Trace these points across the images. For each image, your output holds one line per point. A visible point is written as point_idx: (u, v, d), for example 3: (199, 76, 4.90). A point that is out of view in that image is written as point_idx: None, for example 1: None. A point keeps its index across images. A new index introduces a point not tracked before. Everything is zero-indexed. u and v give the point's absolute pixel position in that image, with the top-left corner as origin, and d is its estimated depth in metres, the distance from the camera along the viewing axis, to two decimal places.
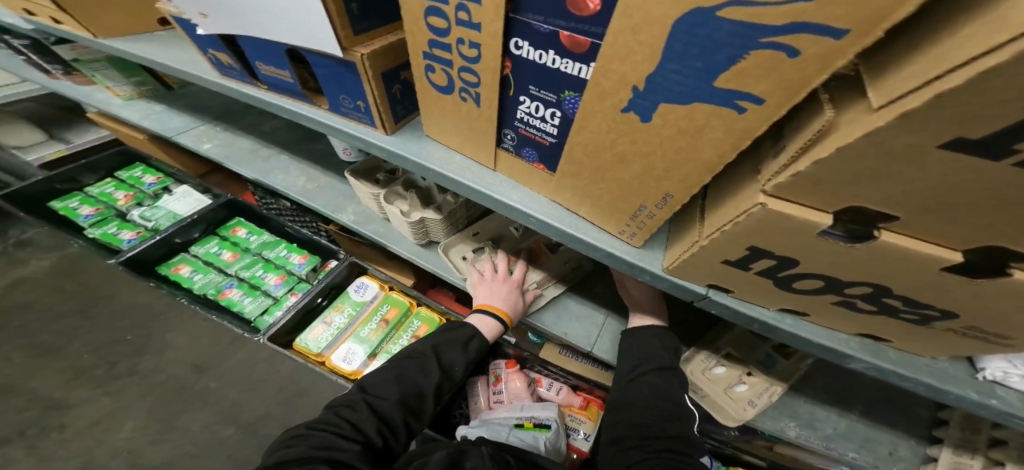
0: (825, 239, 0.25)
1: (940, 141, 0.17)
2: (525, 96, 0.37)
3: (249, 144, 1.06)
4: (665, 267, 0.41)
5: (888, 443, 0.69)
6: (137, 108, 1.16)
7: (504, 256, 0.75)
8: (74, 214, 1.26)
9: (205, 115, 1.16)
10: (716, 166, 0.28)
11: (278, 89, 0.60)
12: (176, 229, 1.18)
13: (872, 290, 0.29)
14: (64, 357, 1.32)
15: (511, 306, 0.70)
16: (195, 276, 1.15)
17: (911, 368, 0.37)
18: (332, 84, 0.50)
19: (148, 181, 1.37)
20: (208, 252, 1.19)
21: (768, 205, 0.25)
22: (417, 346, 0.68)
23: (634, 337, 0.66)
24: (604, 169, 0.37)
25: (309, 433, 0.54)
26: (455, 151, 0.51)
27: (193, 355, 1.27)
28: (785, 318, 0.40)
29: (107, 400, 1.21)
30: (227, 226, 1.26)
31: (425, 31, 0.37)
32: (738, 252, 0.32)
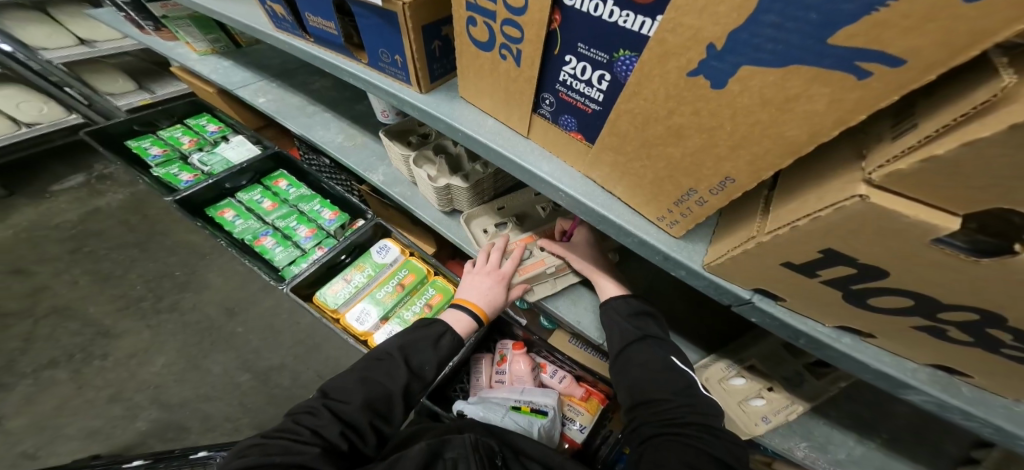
0: (936, 248, 0.20)
1: None
2: (571, 55, 0.32)
3: (300, 101, 1.04)
4: (706, 263, 0.36)
5: None
6: (210, 63, 1.16)
7: (497, 246, 0.70)
8: (145, 153, 1.26)
9: (265, 72, 1.14)
10: (803, 147, 0.23)
11: (324, 43, 0.56)
12: (227, 175, 1.18)
13: (978, 318, 0.24)
14: (121, 285, 1.35)
15: (489, 304, 0.69)
16: (238, 221, 1.14)
17: (984, 409, 0.32)
18: (373, 37, 0.46)
19: (210, 130, 1.37)
20: (251, 199, 1.19)
21: (871, 198, 0.20)
22: (384, 349, 0.63)
23: (603, 313, 0.65)
24: (652, 143, 0.31)
25: (266, 442, 0.48)
26: (485, 115, 0.46)
27: (226, 299, 1.33)
28: (842, 336, 0.35)
29: (147, 334, 1.26)
30: (271, 177, 1.26)
31: None
32: (807, 255, 0.27)
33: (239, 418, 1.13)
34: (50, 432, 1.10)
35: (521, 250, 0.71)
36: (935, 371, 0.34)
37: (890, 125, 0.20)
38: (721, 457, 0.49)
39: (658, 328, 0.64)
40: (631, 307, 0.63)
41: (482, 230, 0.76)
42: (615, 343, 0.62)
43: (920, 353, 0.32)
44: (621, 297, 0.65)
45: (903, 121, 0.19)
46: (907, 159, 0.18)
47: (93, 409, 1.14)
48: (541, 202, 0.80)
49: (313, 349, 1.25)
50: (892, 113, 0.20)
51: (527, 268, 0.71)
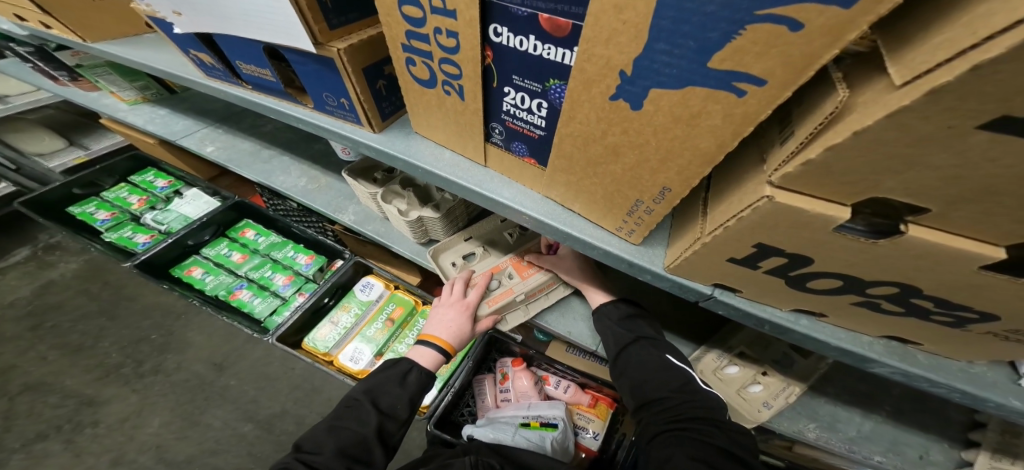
0: (842, 234, 0.22)
1: (979, 121, 0.14)
2: (509, 86, 0.35)
3: (251, 146, 1.06)
4: (666, 266, 0.38)
5: (917, 446, 0.64)
6: (143, 113, 1.19)
7: (461, 277, 0.71)
8: (91, 219, 1.29)
9: (207, 118, 1.17)
10: (714, 155, 0.25)
11: (261, 88, 0.59)
12: (188, 231, 1.19)
13: (899, 290, 0.26)
14: (93, 355, 1.35)
15: (454, 337, 0.70)
16: (207, 277, 1.17)
17: (945, 374, 0.33)
18: (314, 81, 0.48)
19: (160, 185, 1.39)
20: (219, 254, 1.21)
21: (776, 198, 0.22)
22: (353, 395, 0.64)
23: (595, 319, 0.68)
24: (595, 161, 0.34)
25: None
26: (444, 147, 0.49)
27: (211, 354, 1.32)
28: (799, 318, 0.36)
29: (135, 398, 1.25)
30: (236, 228, 1.28)
31: (402, 22, 0.35)
32: (744, 250, 0.29)
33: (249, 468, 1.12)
34: None
35: (487, 280, 0.72)
36: (890, 342, 0.35)
37: (779, 129, 0.22)
38: (723, 447, 0.50)
39: (650, 329, 0.65)
40: (623, 311, 0.66)
41: (450, 261, 0.77)
42: (612, 347, 0.64)
43: (868, 327, 0.33)
44: (610, 303, 0.67)
45: (788, 127, 0.22)
46: (794, 161, 0.20)
47: None
48: (508, 227, 0.80)
49: (312, 392, 1.24)
50: (778, 120, 0.23)
51: (495, 297, 0.72)
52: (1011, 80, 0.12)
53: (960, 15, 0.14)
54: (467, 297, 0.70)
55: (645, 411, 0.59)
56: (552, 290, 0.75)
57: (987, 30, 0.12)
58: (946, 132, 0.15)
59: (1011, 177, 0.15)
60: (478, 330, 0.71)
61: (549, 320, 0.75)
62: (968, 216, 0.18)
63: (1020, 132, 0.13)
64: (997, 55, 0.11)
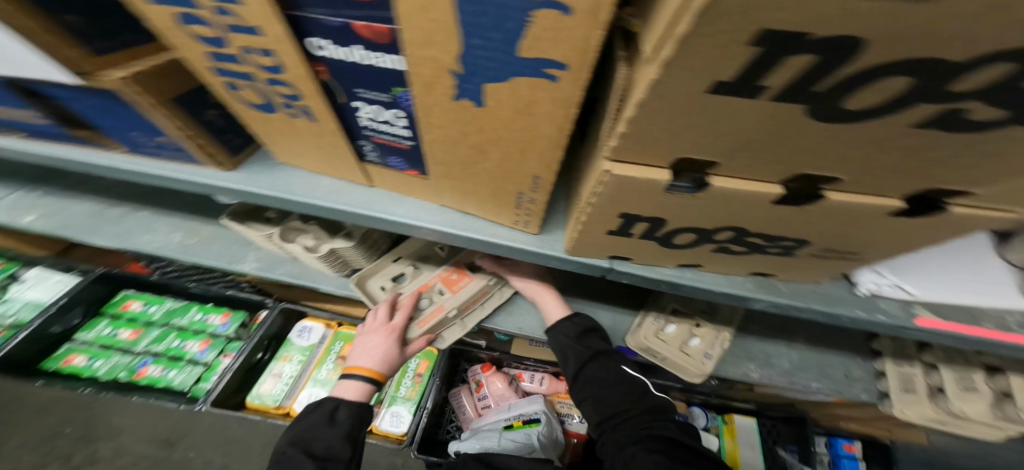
0: (674, 193, 0.25)
1: (706, 86, 0.17)
2: (358, 100, 0.34)
3: (91, 206, 0.87)
4: (566, 249, 0.41)
5: (842, 366, 0.75)
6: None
7: (386, 300, 0.70)
8: None
9: (13, 179, 0.91)
10: (558, 140, 0.27)
11: (40, 134, 0.48)
12: (47, 319, 1.01)
13: (734, 233, 0.30)
14: None
15: (380, 364, 0.71)
16: (97, 363, 1.03)
17: (801, 297, 0.39)
18: (109, 119, 0.41)
19: None
20: (103, 335, 1.06)
21: (613, 172, 0.24)
22: (282, 449, 0.62)
23: (551, 338, 0.67)
24: (469, 162, 0.35)
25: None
26: (320, 176, 0.47)
27: (133, 445, 1.13)
28: (684, 272, 0.41)
29: None
30: (115, 302, 1.10)
31: (197, 45, 0.31)
32: (613, 221, 0.31)
33: None
34: None
35: (414, 300, 0.70)
36: (757, 278, 0.41)
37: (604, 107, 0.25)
38: (682, 439, 0.58)
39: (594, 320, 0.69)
40: (577, 328, 0.65)
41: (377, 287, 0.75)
42: (572, 367, 0.65)
43: (736, 268, 0.38)
44: (567, 319, 0.67)
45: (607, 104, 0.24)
46: (614, 136, 0.22)
47: None
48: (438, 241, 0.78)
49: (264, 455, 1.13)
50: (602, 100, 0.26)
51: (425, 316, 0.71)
52: (703, 54, 0.15)
53: None
54: (391, 324, 0.69)
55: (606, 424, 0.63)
56: (487, 298, 0.75)
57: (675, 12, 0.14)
58: (692, 97, 0.18)
59: (750, 126, 0.19)
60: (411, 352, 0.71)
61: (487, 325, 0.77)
62: (744, 162, 0.22)
63: (733, 91, 0.17)
64: (682, 33, 0.14)
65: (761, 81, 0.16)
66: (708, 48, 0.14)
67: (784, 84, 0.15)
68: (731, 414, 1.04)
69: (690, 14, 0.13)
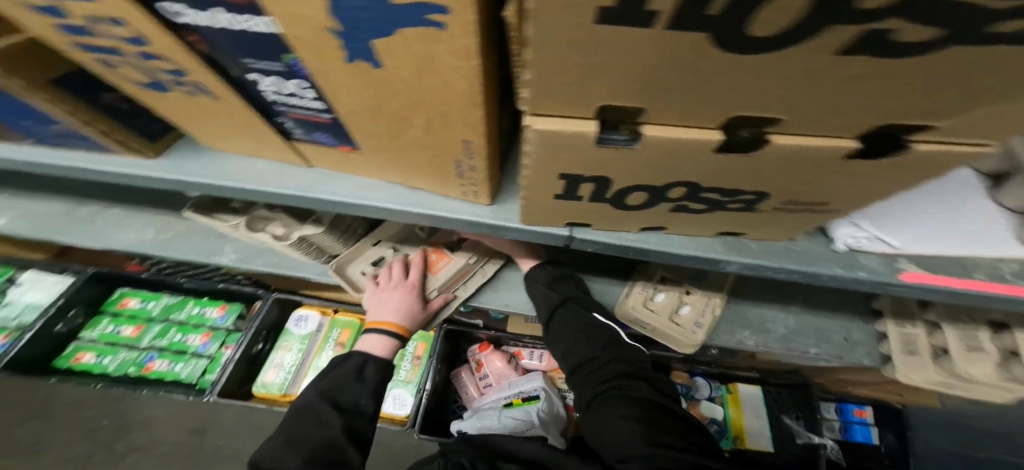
0: (606, 147, 0.23)
1: (592, 18, 0.14)
2: (252, 71, 0.27)
3: (48, 205, 0.80)
4: (523, 220, 0.37)
5: (842, 330, 0.74)
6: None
7: (399, 260, 0.69)
8: None
9: None
10: (475, 97, 0.22)
11: None
12: (45, 322, 0.99)
13: (687, 189, 0.27)
14: None
15: (404, 318, 0.67)
16: (105, 359, 1.03)
17: (774, 256, 0.37)
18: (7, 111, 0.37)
19: None
20: (105, 332, 1.05)
21: (535, 125, 0.22)
22: (305, 400, 0.60)
23: (528, 286, 0.70)
24: (396, 134, 0.30)
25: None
26: (263, 155, 0.42)
27: None
28: (649, 236, 0.39)
29: None
30: (113, 300, 1.09)
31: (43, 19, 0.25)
32: (556, 184, 0.29)
33: None
34: None
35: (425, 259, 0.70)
36: (727, 238, 0.38)
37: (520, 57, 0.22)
38: (650, 398, 0.60)
39: (576, 289, 0.69)
40: (549, 273, 0.68)
41: (356, 272, 0.73)
42: (543, 311, 0.67)
43: (703, 228, 0.36)
44: (538, 266, 0.70)
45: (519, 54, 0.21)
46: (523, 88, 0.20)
47: None
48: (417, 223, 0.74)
49: None
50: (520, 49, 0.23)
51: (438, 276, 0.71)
52: None
53: None
54: (408, 279, 0.68)
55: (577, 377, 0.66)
56: (470, 277, 0.74)
57: None
58: (582, 31, 0.15)
59: (662, 63, 0.16)
60: (431, 311, 0.70)
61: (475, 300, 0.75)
62: (673, 104, 0.19)
63: (624, 21, 0.14)
64: None
65: (647, 6, 0.13)
66: None
67: (671, 9, 0.12)
68: (734, 383, 1.00)
69: None
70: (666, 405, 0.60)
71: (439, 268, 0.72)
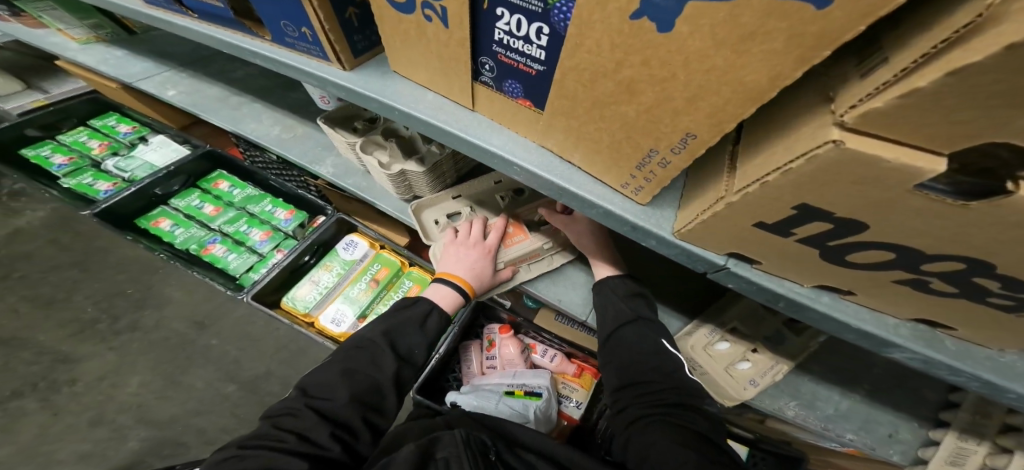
0: (922, 194, 0.18)
1: None
2: (502, 7, 0.28)
3: (220, 92, 0.95)
4: (676, 230, 0.34)
5: (888, 425, 0.65)
6: (97, 54, 1.02)
7: (481, 218, 0.68)
8: (47, 163, 1.19)
9: (169, 60, 1.02)
10: (765, 93, 0.19)
11: (208, 17, 0.47)
12: (155, 180, 1.13)
13: (963, 268, 0.22)
14: (69, 308, 1.30)
15: (475, 276, 0.64)
16: (177, 230, 1.11)
17: (970, 362, 0.31)
18: (266, 4, 0.38)
19: (122, 131, 1.29)
20: (189, 205, 1.15)
21: (845, 144, 0.17)
22: (365, 335, 0.59)
23: (596, 291, 0.65)
24: (605, 101, 0.28)
25: (244, 453, 0.43)
26: (424, 89, 0.42)
27: (192, 312, 1.26)
28: (820, 295, 0.33)
29: (112, 355, 1.21)
30: (208, 178, 1.20)
31: None
32: (779, 213, 0.24)
33: (235, 429, 1.10)
34: (40, 460, 1.07)
35: (505, 225, 0.69)
36: (917, 326, 0.32)
37: (857, 63, 0.17)
38: (706, 435, 0.50)
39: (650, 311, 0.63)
40: (628, 287, 0.62)
41: (432, 219, 0.72)
42: (608, 324, 0.61)
43: (900, 307, 0.30)
44: (615, 276, 0.64)
45: (873, 57, 0.16)
46: (886, 94, 0.14)
47: (77, 434, 1.11)
48: (501, 191, 0.74)
49: (297, 354, 1.20)
50: (857, 53, 0.18)
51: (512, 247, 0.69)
52: None
53: None
54: (487, 241, 0.67)
55: (626, 392, 0.58)
56: (536, 261, 0.72)
57: None
58: None
59: None
60: (499, 279, 0.67)
61: (532, 288, 0.71)
62: None
63: None
64: None
65: None
66: None
67: None
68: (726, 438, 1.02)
69: None
70: (723, 450, 0.50)
71: (510, 245, 0.70)
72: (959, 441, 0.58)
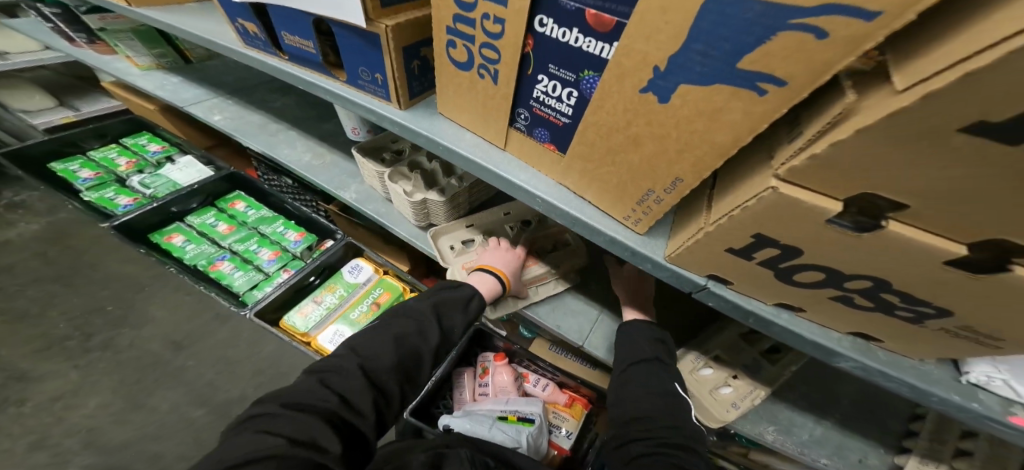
0: (833, 228, 0.26)
1: (965, 124, 0.17)
2: (543, 75, 0.38)
3: (260, 119, 1.03)
4: (666, 255, 0.42)
5: (857, 450, 0.70)
6: (155, 79, 1.10)
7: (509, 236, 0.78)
8: (73, 177, 1.23)
9: (219, 88, 1.11)
10: (729, 149, 0.28)
11: (301, 61, 0.55)
12: (175, 198, 1.18)
13: (870, 284, 0.30)
14: (38, 325, 1.28)
15: (511, 271, 0.71)
16: (188, 246, 1.14)
17: (898, 370, 0.38)
18: (352, 54, 0.48)
19: (151, 149, 1.36)
20: (203, 223, 1.20)
21: (781, 189, 0.25)
22: (415, 305, 0.63)
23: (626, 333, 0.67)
24: (615, 150, 0.37)
25: (280, 412, 0.43)
26: (464, 130, 0.51)
27: (171, 331, 1.24)
28: (780, 312, 0.41)
29: (75, 374, 1.18)
30: (226, 198, 1.27)
31: (451, 6, 0.38)
32: (742, 240, 0.32)
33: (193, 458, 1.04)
34: None
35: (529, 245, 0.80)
36: (855, 339, 0.40)
37: (788, 131, 0.26)
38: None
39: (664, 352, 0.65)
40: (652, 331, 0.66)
41: (444, 244, 0.79)
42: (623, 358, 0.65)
43: (839, 322, 0.38)
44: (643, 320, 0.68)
45: (798, 127, 0.25)
46: (806, 151, 0.23)
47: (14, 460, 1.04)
48: (509, 221, 0.83)
49: (275, 378, 1.17)
50: (789, 123, 0.27)
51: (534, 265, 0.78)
52: (995, 91, 0.15)
53: (950, 34, 0.16)
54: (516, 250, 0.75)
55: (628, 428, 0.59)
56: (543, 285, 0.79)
57: (976, 46, 0.15)
58: (938, 129, 0.17)
59: (971, 174, 0.19)
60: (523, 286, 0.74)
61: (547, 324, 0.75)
62: (939, 212, 0.22)
63: (993, 138, 0.16)
64: (982, 67, 0.14)
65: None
66: (1004, 81, 0.14)
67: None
68: None
69: (1007, 49, 0.13)
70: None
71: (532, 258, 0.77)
72: (920, 465, 0.63)
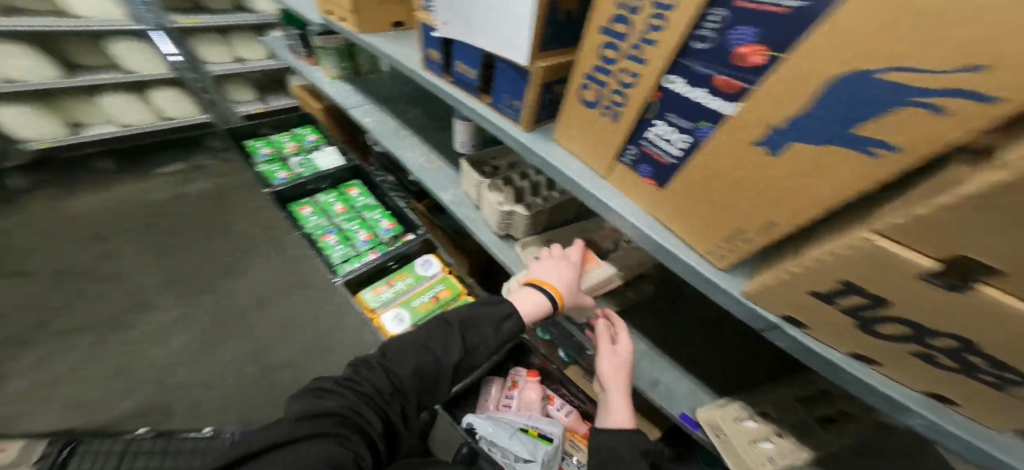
0: (924, 284, 0.30)
1: None
2: (662, 120, 0.46)
3: (396, 125, 1.22)
4: (744, 290, 0.47)
5: None
6: (337, 86, 1.36)
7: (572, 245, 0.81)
8: (256, 152, 1.52)
9: (372, 96, 1.33)
10: (831, 202, 0.33)
11: (462, 84, 0.70)
12: (312, 178, 1.40)
13: (956, 345, 0.33)
14: (161, 263, 1.56)
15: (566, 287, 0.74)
16: (312, 217, 1.34)
17: (992, 445, 0.37)
18: (503, 85, 0.60)
19: (309, 139, 1.63)
20: (326, 201, 1.40)
21: (875, 240, 0.31)
22: (447, 316, 0.68)
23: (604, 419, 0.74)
24: (715, 191, 0.44)
25: (329, 389, 0.56)
26: (573, 156, 0.60)
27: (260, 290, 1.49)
28: (853, 363, 0.43)
29: (178, 310, 1.42)
30: (346, 185, 1.47)
31: (595, 58, 0.49)
32: (829, 284, 0.37)
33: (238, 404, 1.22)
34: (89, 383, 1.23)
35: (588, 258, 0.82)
36: (931, 401, 0.41)
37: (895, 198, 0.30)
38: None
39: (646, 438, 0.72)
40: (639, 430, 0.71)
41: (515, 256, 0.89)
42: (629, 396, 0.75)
43: (919, 380, 0.39)
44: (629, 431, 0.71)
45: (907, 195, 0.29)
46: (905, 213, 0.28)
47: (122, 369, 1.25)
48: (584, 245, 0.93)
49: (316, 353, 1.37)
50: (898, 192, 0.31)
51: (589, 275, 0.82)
52: None
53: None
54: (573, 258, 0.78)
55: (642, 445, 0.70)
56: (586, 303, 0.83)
57: None
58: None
59: None
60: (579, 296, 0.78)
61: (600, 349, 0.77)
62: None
63: None
64: None
65: None
66: None
67: None
68: None
69: None
70: None
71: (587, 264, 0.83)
72: None
